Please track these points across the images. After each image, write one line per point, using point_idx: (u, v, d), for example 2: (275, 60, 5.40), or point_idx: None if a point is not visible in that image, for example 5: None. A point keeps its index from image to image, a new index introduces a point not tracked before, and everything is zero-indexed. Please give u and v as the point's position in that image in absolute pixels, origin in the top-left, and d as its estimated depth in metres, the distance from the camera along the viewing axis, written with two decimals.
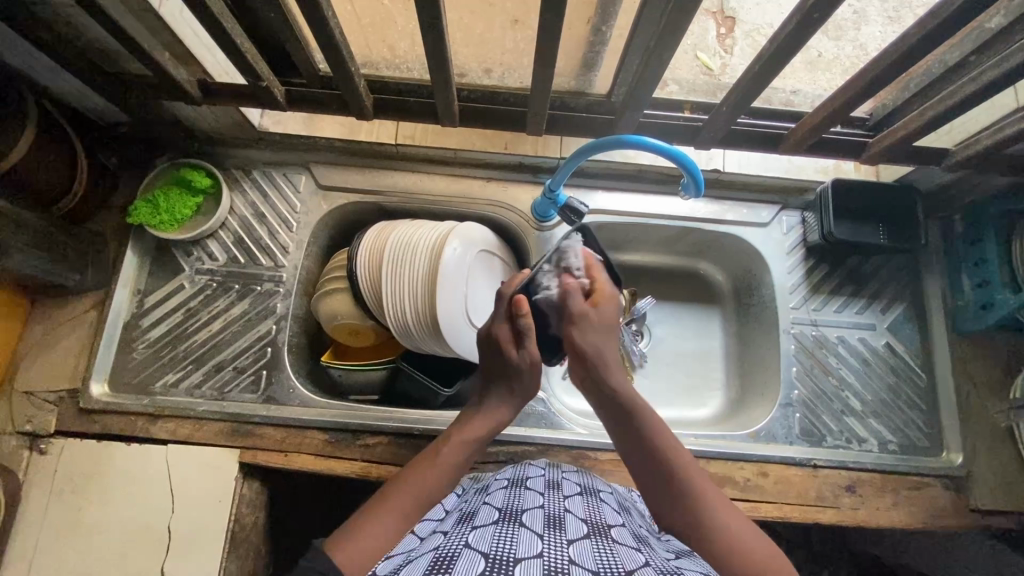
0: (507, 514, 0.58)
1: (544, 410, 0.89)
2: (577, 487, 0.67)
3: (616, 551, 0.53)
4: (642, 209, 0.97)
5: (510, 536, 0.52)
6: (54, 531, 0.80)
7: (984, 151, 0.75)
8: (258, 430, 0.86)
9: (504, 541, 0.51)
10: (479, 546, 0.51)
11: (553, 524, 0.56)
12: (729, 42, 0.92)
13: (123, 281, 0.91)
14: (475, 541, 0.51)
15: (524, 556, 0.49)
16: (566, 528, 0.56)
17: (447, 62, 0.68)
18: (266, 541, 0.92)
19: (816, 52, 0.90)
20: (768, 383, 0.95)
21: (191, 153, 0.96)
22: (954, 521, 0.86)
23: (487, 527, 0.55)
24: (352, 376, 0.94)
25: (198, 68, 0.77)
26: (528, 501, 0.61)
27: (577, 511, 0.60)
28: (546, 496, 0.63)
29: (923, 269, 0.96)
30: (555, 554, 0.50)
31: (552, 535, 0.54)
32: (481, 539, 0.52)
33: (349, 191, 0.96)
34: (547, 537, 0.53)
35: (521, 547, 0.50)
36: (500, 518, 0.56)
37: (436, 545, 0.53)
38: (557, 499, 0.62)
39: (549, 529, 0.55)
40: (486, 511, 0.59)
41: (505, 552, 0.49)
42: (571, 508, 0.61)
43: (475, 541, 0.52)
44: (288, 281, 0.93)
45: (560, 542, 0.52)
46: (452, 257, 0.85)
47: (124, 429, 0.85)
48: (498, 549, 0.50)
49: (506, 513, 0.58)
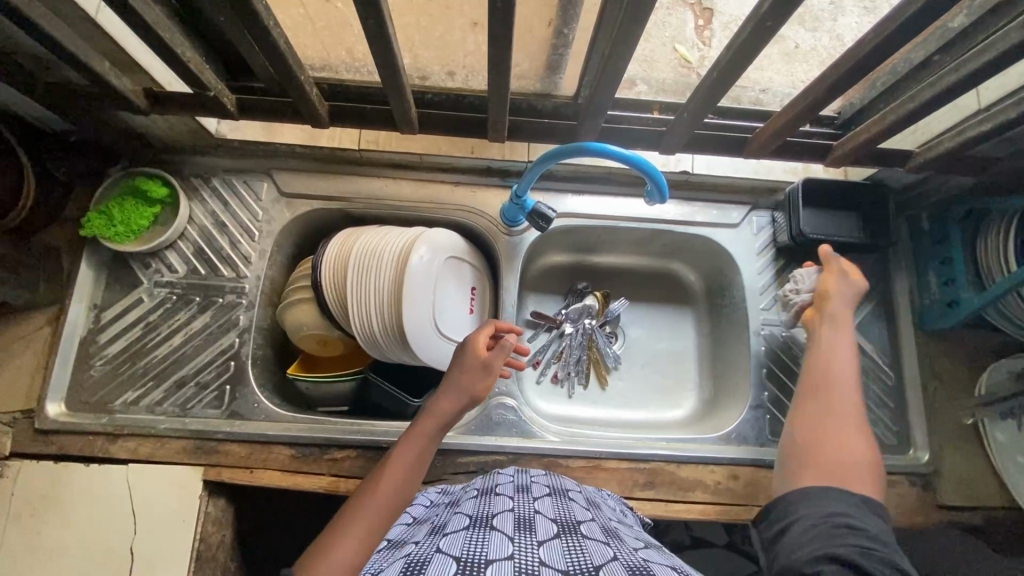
0: (477, 519, 0.57)
1: (515, 418, 0.88)
2: (546, 490, 0.67)
3: (585, 548, 0.52)
4: (612, 212, 0.96)
5: (480, 540, 0.52)
6: (10, 558, 0.77)
7: (945, 153, 0.75)
8: (223, 447, 0.84)
9: (475, 544, 0.51)
10: (451, 551, 0.50)
11: (523, 526, 0.55)
12: (707, 34, 0.88)
13: (78, 296, 0.88)
14: (447, 547, 0.51)
15: (494, 559, 0.48)
16: (536, 529, 0.55)
17: (400, 69, 0.66)
18: (237, 557, 0.90)
19: (792, 44, 0.86)
20: (738, 383, 0.96)
21: (147, 161, 0.93)
22: (921, 518, 0.86)
23: (458, 533, 0.54)
24: (320, 388, 0.92)
25: (145, 76, 0.74)
26: (499, 505, 0.61)
27: (547, 511, 0.60)
28: (516, 500, 0.62)
29: (892, 268, 0.96)
30: (525, 555, 0.49)
31: (522, 536, 0.53)
32: (452, 544, 0.51)
33: (312, 198, 0.94)
34: (517, 539, 0.52)
35: (491, 550, 0.50)
36: (471, 524, 0.56)
37: (406, 554, 0.52)
38: (527, 502, 0.62)
39: (519, 531, 0.54)
40: (457, 520, 0.59)
41: (476, 554, 0.49)
42: (540, 510, 0.60)
43: (447, 547, 0.51)
44: (251, 293, 0.91)
45: (530, 543, 0.52)
46: (419, 265, 0.84)
47: (82, 450, 0.83)
48: (469, 552, 0.49)
49: (477, 518, 0.57)
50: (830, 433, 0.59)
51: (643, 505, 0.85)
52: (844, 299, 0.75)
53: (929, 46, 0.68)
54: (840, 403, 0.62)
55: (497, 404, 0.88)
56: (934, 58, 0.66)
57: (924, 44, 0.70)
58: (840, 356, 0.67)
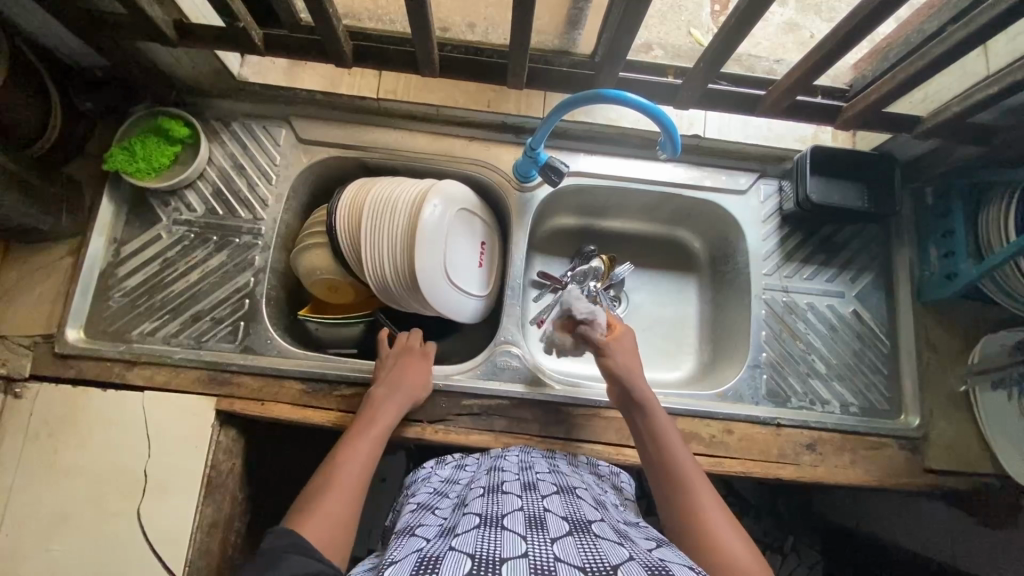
0: (488, 518, 0.58)
1: (519, 365, 0.91)
2: (554, 487, 0.68)
3: (599, 546, 0.53)
4: (623, 173, 0.98)
5: (493, 539, 0.53)
6: (27, 474, 0.80)
7: (952, 118, 0.77)
8: (235, 379, 0.87)
9: (488, 543, 0.52)
10: (464, 548, 0.50)
11: (534, 524, 0.56)
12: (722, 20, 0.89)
13: (99, 229, 0.90)
14: (460, 544, 0.51)
15: (509, 556, 0.49)
16: (548, 527, 0.56)
17: (426, 9, 0.68)
18: (246, 490, 0.93)
19: (807, 33, 0.87)
20: (737, 345, 0.98)
21: (169, 102, 0.94)
22: (908, 479, 0.89)
23: (469, 532, 0.55)
24: (328, 330, 0.97)
25: (174, 9, 0.75)
26: (508, 505, 0.62)
27: (557, 510, 0.61)
28: (524, 499, 0.63)
29: (894, 240, 0.98)
30: (539, 553, 0.50)
31: (534, 535, 0.54)
32: (465, 542, 0.52)
33: (329, 145, 0.96)
34: (530, 537, 0.53)
35: (505, 549, 0.51)
36: (481, 523, 0.57)
37: (418, 549, 0.53)
38: (536, 501, 0.63)
39: (530, 529, 0.55)
40: (466, 518, 0.59)
41: (489, 553, 0.49)
42: (550, 508, 0.61)
43: (460, 544, 0.52)
44: (267, 234, 0.93)
45: (543, 542, 0.52)
46: (432, 214, 0.86)
47: (98, 375, 0.85)
48: (482, 550, 0.50)
49: (487, 518, 0.58)
50: (697, 514, 0.62)
51: (640, 453, 0.87)
52: (635, 359, 0.81)
53: (944, 14, 0.71)
54: (694, 483, 0.66)
55: (502, 350, 0.91)
56: (948, 27, 0.69)
57: (939, 13, 0.72)
58: (668, 431, 0.73)
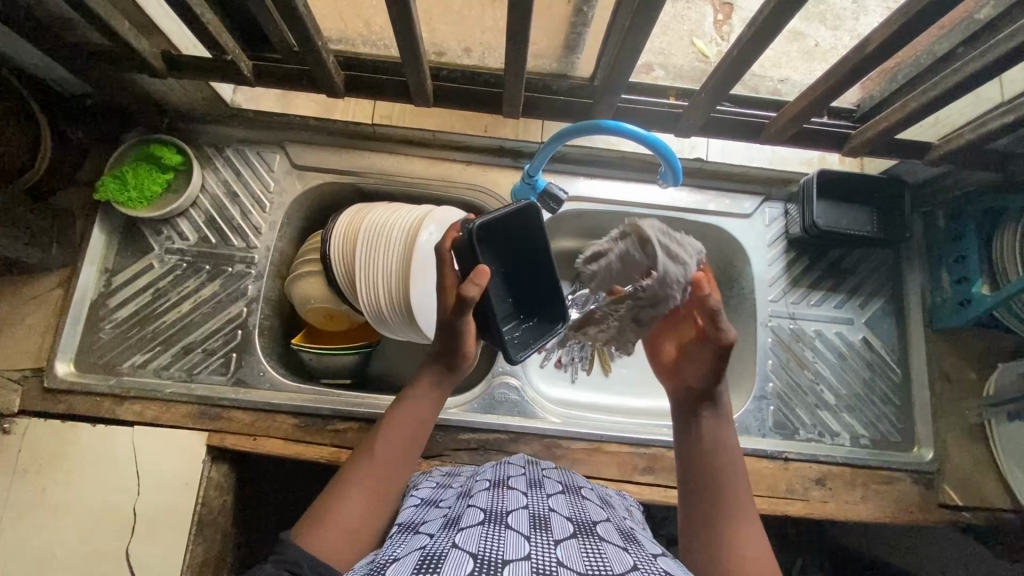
0: (493, 514, 0.54)
1: (518, 398, 0.89)
2: (559, 486, 0.65)
3: (603, 552, 0.50)
4: (623, 197, 0.95)
5: (497, 537, 0.49)
6: (13, 514, 0.78)
7: (966, 145, 0.74)
8: (227, 413, 0.85)
9: (492, 542, 0.48)
10: (467, 546, 0.47)
11: (539, 524, 0.53)
12: (727, 29, 0.84)
13: (90, 259, 0.88)
14: (463, 541, 0.48)
15: (511, 559, 0.46)
16: (552, 528, 0.53)
17: (418, 41, 0.66)
18: (236, 525, 0.91)
19: (811, 41, 0.82)
20: (743, 375, 0.95)
21: (162, 129, 0.93)
22: (921, 515, 0.86)
23: (473, 527, 0.51)
24: (322, 360, 0.92)
25: (162, 39, 0.74)
26: (512, 501, 0.58)
27: (562, 510, 0.58)
28: (530, 496, 0.60)
29: (904, 265, 0.95)
30: (542, 556, 0.47)
31: (538, 536, 0.51)
32: (468, 538, 0.48)
33: (323, 170, 0.94)
34: (533, 538, 0.50)
35: (509, 549, 0.47)
36: (487, 519, 0.53)
37: (422, 544, 0.49)
38: (541, 498, 0.60)
39: (535, 529, 0.52)
40: (471, 511, 0.56)
41: (493, 554, 0.46)
42: (555, 507, 0.58)
43: (463, 540, 0.48)
44: (260, 263, 0.91)
45: (547, 544, 0.49)
46: (427, 242, 0.84)
47: (88, 410, 0.84)
48: (487, 550, 0.46)
49: (492, 513, 0.54)
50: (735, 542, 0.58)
51: (642, 489, 0.85)
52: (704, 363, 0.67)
53: (954, 37, 0.67)
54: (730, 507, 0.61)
55: (500, 382, 0.89)
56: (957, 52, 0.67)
57: (947, 36, 0.68)
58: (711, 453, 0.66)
